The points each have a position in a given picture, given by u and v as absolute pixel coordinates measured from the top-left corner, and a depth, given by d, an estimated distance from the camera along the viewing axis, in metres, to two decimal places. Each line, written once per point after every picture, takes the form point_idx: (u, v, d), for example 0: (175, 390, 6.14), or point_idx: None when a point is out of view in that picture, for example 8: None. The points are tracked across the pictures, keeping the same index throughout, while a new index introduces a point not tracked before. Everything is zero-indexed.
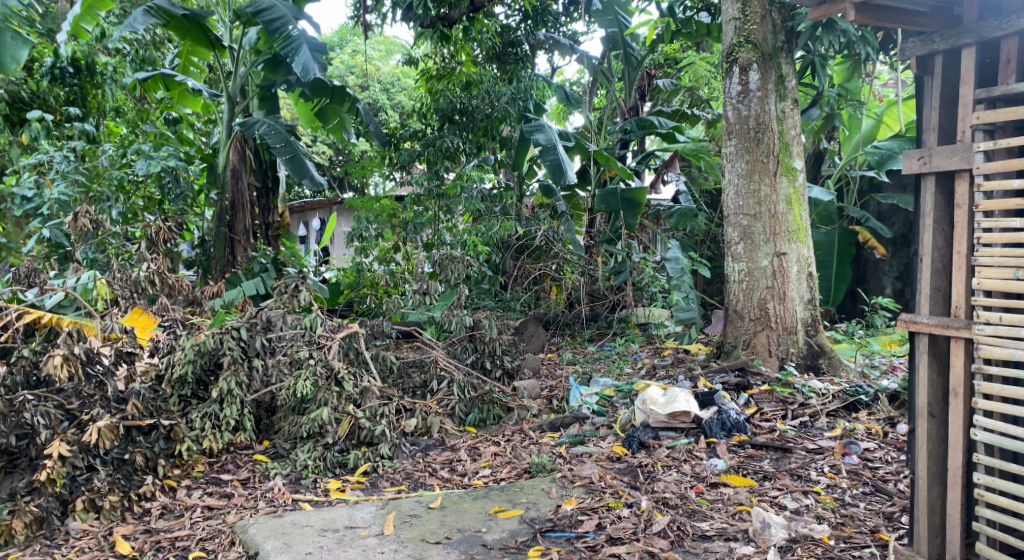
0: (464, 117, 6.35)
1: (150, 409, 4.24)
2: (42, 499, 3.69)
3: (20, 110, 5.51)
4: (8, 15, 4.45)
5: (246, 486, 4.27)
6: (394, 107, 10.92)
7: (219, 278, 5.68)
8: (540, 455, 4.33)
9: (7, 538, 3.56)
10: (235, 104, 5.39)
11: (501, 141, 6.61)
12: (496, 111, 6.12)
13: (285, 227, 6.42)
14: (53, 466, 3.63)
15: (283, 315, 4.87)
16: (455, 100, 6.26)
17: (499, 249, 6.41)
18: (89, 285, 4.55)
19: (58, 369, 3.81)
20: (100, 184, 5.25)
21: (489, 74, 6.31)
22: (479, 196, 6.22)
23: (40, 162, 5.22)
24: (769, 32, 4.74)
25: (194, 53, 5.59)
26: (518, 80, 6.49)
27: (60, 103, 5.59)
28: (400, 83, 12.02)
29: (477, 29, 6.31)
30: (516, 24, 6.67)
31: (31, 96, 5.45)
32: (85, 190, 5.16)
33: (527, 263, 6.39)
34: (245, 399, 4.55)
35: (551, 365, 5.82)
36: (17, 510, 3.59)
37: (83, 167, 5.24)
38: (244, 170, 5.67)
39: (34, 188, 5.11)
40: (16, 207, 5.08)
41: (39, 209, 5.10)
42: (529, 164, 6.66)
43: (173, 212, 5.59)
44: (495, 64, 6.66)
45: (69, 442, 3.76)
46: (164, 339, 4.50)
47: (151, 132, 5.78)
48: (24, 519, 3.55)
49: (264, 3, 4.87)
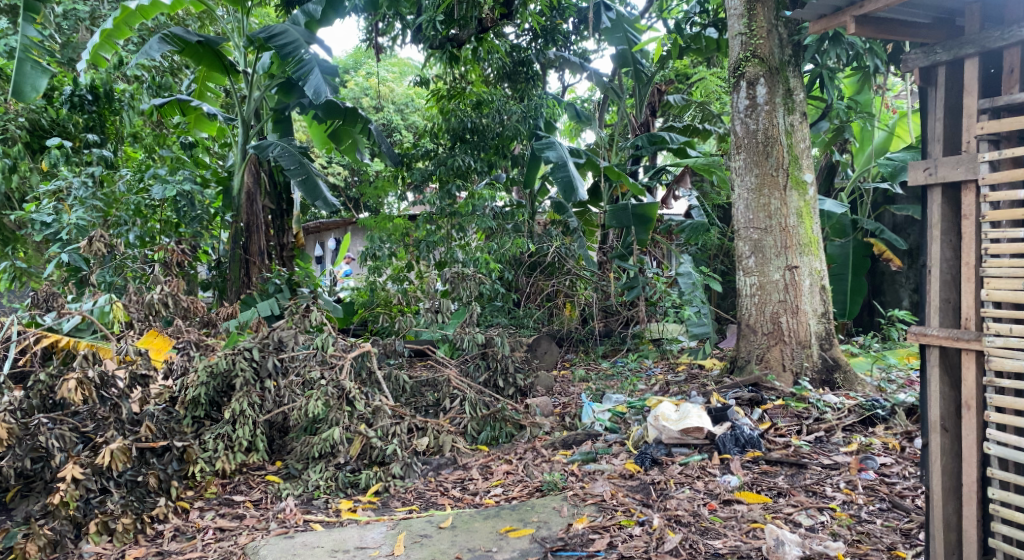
0: (475, 136, 6.35)
1: (163, 431, 4.30)
2: (56, 523, 3.74)
3: (42, 138, 5.61)
4: (29, 45, 4.56)
5: (258, 507, 4.30)
6: (410, 125, 10.90)
7: (233, 300, 5.71)
8: (552, 474, 4.31)
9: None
10: (249, 127, 5.45)
11: (512, 158, 6.65)
12: (508, 130, 6.14)
13: (299, 248, 6.46)
14: (66, 489, 3.69)
15: (295, 335, 4.90)
16: (466, 118, 6.22)
17: (511, 266, 6.39)
18: (106, 308, 4.64)
19: (71, 393, 3.87)
20: (117, 210, 5.30)
21: (500, 93, 6.30)
22: (491, 214, 6.24)
23: (58, 188, 5.25)
24: (776, 46, 4.76)
25: (210, 79, 5.69)
26: (529, 98, 6.40)
27: (80, 129, 5.66)
28: (414, 104, 12.16)
29: (486, 48, 6.29)
30: (527, 44, 6.73)
31: (52, 123, 5.57)
32: (104, 215, 5.26)
33: (541, 280, 6.33)
34: (257, 419, 4.57)
35: (564, 382, 5.79)
36: (31, 534, 3.67)
37: (101, 193, 5.31)
38: (259, 192, 5.69)
39: (54, 213, 5.14)
40: (36, 232, 5.13)
41: (58, 234, 5.16)
42: (540, 181, 6.67)
43: (189, 234, 5.63)
44: (506, 83, 6.67)
45: (82, 465, 3.82)
46: (177, 361, 4.57)
47: (168, 156, 5.73)
48: (38, 542, 3.64)
49: (276, 27, 4.94)
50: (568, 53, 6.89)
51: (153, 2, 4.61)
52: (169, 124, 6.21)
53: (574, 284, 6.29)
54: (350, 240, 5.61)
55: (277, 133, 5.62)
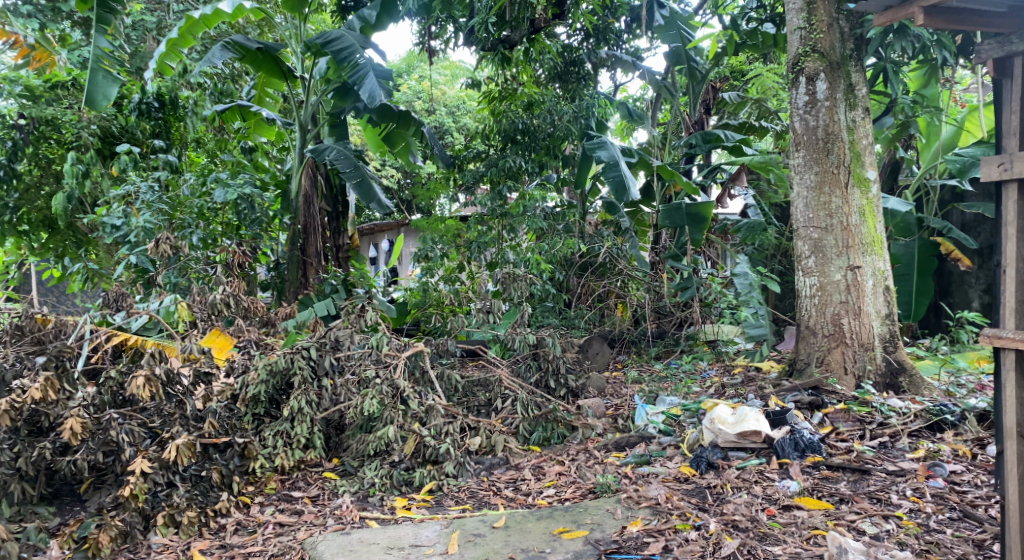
0: (526, 137, 6.40)
1: (225, 428, 4.40)
2: (127, 514, 3.87)
3: (112, 144, 5.87)
4: (100, 56, 4.76)
5: (316, 503, 4.39)
6: (462, 128, 11.01)
7: (291, 300, 5.84)
8: (605, 476, 4.28)
9: (94, 552, 3.72)
10: (306, 132, 5.58)
11: (563, 159, 6.66)
12: (559, 130, 6.19)
13: (353, 250, 6.56)
14: (136, 482, 3.82)
15: (351, 335, 4.98)
16: (517, 120, 6.29)
17: (563, 266, 6.40)
18: (171, 307, 4.81)
19: (140, 389, 4.01)
20: (182, 212, 5.48)
21: (551, 93, 6.35)
22: (542, 215, 6.25)
23: (128, 193, 5.48)
24: (837, 40, 4.63)
25: (268, 85, 5.89)
26: (581, 98, 6.50)
27: (147, 135, 5.93)
28: (466, 106, 12.29)
29: (539, 49, 6.37)
30: (578, 43, 6.71)
31: (121, 130, 5.80)
32: (169, 218, 5.40)
33: (591, 280, 6.33)
34: (315, 417, 4.67)
35: (617, 384, 5.75)
36: (103, 525, 3.78)
37: (166, 196, 5.50)
38: (315, 195, 5.83)
39: (123, 217, 5.35)
40: (107, 235, 5.35)
41: (127, 236, 5.35)
42: (592, 181, 6.63)
43: (249, 237, 5.77)
44: (557, 83, 6.78)
45: (150, 459, 3.95)
46: (239, 360, 4.69)
47: (229, 160, 5.97)
48: (109, 533, 3.73)
49: (332, 33, 5.05)
50: (621, 52, 6.87)
51: (216, 11, 4.74)
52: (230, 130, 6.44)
53: (625, 284, 6.25)
54: (403, 241, 5.74)
55: (334, 137, 5.69)
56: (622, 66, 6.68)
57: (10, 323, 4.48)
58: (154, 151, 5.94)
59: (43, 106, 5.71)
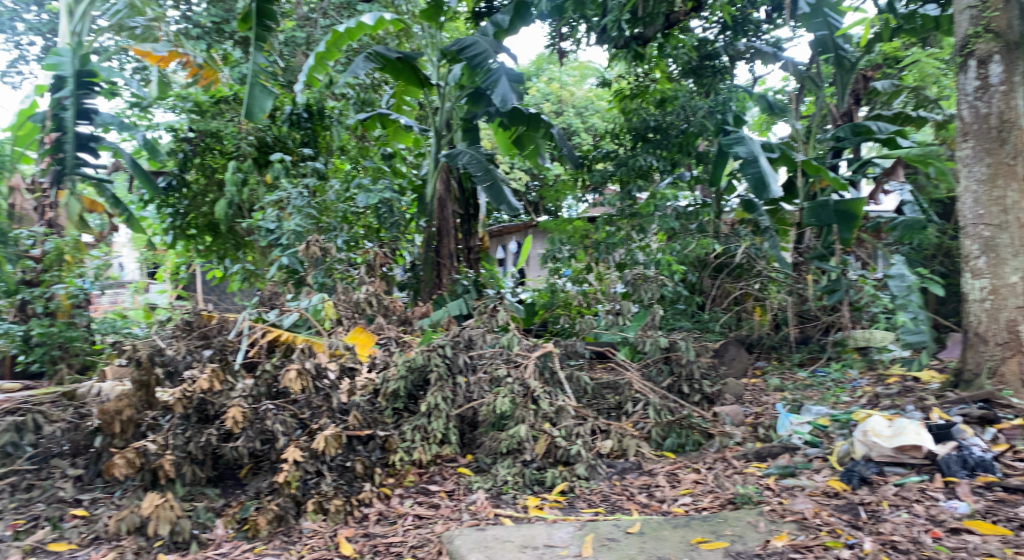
0: (658, 135, 6.36)
1: (368, 420, 4.62)
2: (281, 499, 4.13)
3: (266, 154, 6.24)
4: (257, 71, 5.11)
5: (452, 497, 4.49)
6: (590, 128, 10.90)
7: (426, 299, 6.12)
8: (745, 486, 4.09)
9: (254, 532, 4.05)
10: (441, 138, 5.76)
11: (698, 156, 6.43)
12: (693, 126, 6.10)
13: (483, 252, 6.66)
14: (290, 469, 4.09)
15: (483, 334, 5.09)
16: (649, 118, 6.32)
17: (696, 267, 6.26)
18: (319, 306, 5.04)
19: (293, 382, 4.27)
20: (328, 217, 5.73)
21: (685, 88, 6.28)
22: (674, 215, 6.08)
23: (280, 198, 5.68)
24: (1016, 18, 4.20)
25: (406, 93, 6.07)
26: (715, 93, 6.29)
27: (297, 144, 6.28)
28: (594, 106, 12.17)
29: (672, 44, 6.29)
30: (715, 37, 6.58)
31: (274, 140, 6.18)
32: (316, 222, 5.64)
33: (727, 282, 6.17)
34: (450, 413, 4.80)
35: (756, 391, 5.51)
36: (262, 507, 4.11)
37: (314, 201, 5.72)
38: (449, 199, 6.05)
39: (276, 221, 5.59)
40: (262, 239, 5.62)
41: (280, 240, 5.54)
42: (728, 179, 6.41)
43: (388, 240, 6.00)
44: (691, 80, 6.69)
45: (301, 449, 4.19)
46: (380, 356, 4.94)
47: (370, 166, 6.26)
48: (267, 515, 4.05)
49: (467, 40, 5.18)
50: (761, 43, 6.57)
51: (359, 24, 4.97)
52: (372, 137, 6.56)
53: (765, 288, 5.99)
54: (530, 242, 5.72)
55: (466, 142, 5.72)
56: (761, 58, 6.36)
57: (181, 319, 4.81)
58: (303, 159, 6.27)
59: (209, 120, 6.03)
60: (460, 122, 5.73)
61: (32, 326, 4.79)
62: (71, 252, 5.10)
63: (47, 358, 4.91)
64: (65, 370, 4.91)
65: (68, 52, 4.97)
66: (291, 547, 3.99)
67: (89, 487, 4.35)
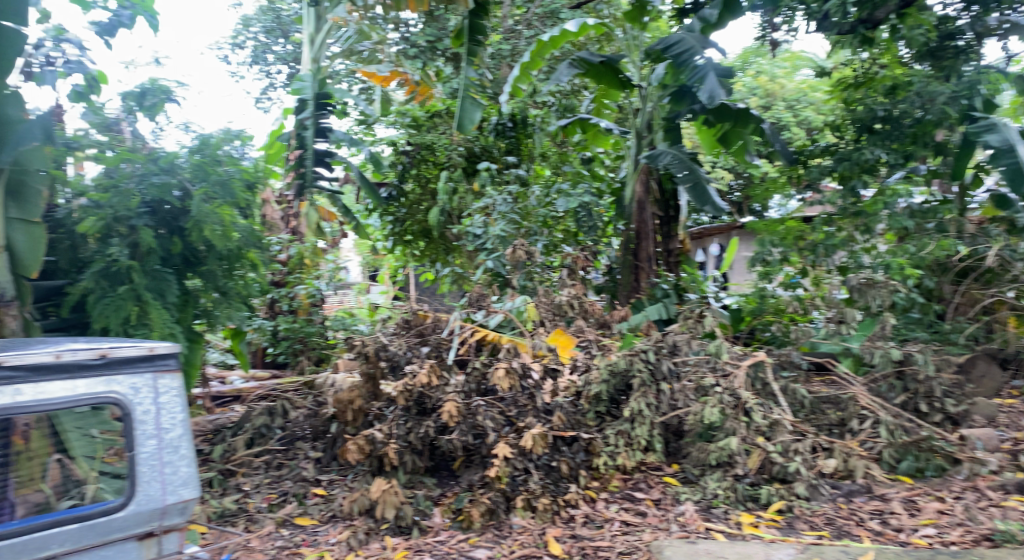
0: (887, 126, 5.94)
1: (572, 422, 4.66)
2: (492, 494, 4.28)
3: (474, 163, 6.21)
4: (467, 84, 5.36)
5: (659, 506, 4.38)
6: (800, 122, 10.12)
7: (624, 303, 5.99)
8: (1007, 523, 3.57)
9: (469, 523, 4.18)
10: (642, 139, 5.78)
11: (937, 147, 5.86)
12: (931, 114, 5.60)
13: (685, 254, 6.34)
14: (500, 465, 4.23)
15: (689, 340, 4.94)
16: (877, 107, 5.92)
17: (934, 272, 5.76)
18: (522, 308, 5.04)
19: (501, 380, 4.40)
20: (530, 222, 5.69)
21: (921, 73, 5.79)
22: (905, 212, 5.77)
23: (486, 205, 5.73)
24: None
25: (605, 96, 6.01)
26: (959, 76, 5.83)
27: (501, 152, 6.24)
28: (808, 98, 10.40)
29: (909, 24, 5.81)
30: (957, 13, 5.96)
31: (481, 149, 6.13)
32: (519, 226, 5.62)
33: (973, 288, 5.68)
34: (655, 420, 4.71)
35: (1013, 415, 4.84)
36: (475, 501, 4.22)
37: (517, 207, 5.72)
38: (649, 201, 5.89)
39: (482, 226, 5.64)
40: (469, 244, 5.71)
41: (485, 244, 5.62)
42: (974, 171, 6.08)
43: (587, 243, 5.97)
44: (927, 62, 6.14)
45: (512, 445, 4.37)
46: (582, 357, 4.90)
47: (569, 171, 6.17)
48: (479, 508, 4.16)
49: (672, 39, 5.25)
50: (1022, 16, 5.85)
51: (563, 32, 5.07)
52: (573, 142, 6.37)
53: (1021, 296, 5.46)
54: (736, 244, 5.64)
55: (667, 142, 5.57)
56: (1018, 32, 5.84)
57: (401, 318, 5.26)
58: (507, 167, 6.20)
59: (424, 133, 6.12)
60: (662, 122, 5.62)
61: (280, 322, 5.57)
62: (309, 257, 5.72)
63: (291, 351, 5.62)
64: (306, 361, 5.52)
65: (310, 78, 5.21)
66: (503, 541, 4.06)
67: (327, 469, 4.80)
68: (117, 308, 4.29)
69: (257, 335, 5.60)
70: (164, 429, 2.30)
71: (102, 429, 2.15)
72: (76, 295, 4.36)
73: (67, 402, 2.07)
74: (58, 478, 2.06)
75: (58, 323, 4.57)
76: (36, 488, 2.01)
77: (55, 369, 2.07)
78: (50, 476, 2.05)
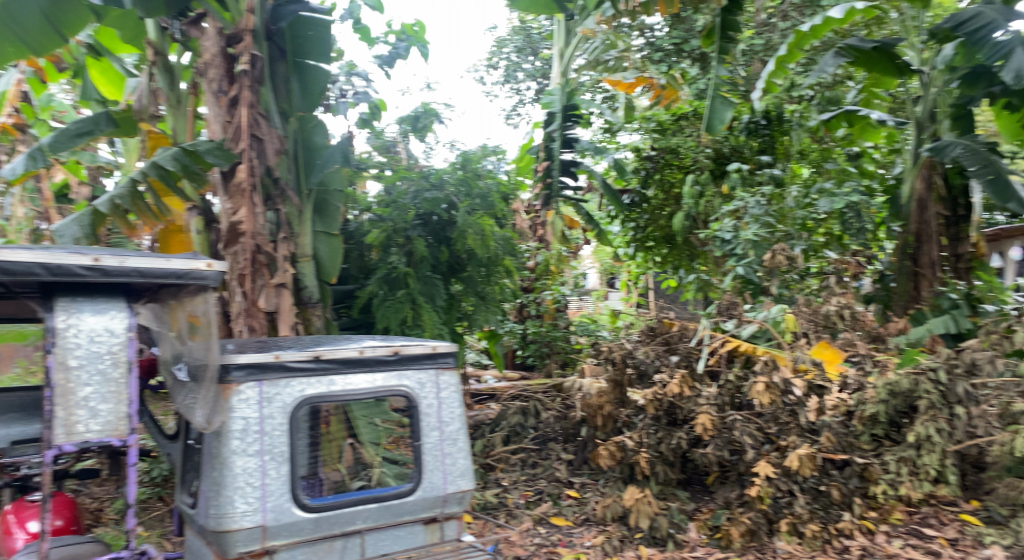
0: None
1: (842, 445, 4.25)
2: (753, 513, 4.03)
3: (723, 165, 5.91)
4: (718, 84, 5.39)
5: (957, 547, 3.82)
6: None
7: (899, 315, 5.41)
8: None
9: (727, 542, 3.99)
10: (924, 129, 5.36)
11: None
12: None
13: (980, 259, 5.60)
14: (761, 484, 3.97)
15: (993, 359, 4.25)
16: None
17: None
18: (779, 318, 4.72)
19: (760, 394, 4.20)
20: (785, 224, 5.29)
21: None
22: None
23: (737, 208, 5.43)
24: None
25: (878, 84, 5.75)
26: None
27: (753, 152, 5.87)
28: None
29: None
30: None
31: (731, 150, 5.84)
32: (773, 229, 5.26)
33: None
34: (947, 449, 4.18)
35: None
36: (733, 519, 4.04)
37: (771, 209, 5.33)
38: (932, 200, 5.29)
39: (732, 231, 5.37)
40: (717, 249, 5.49)
41: (734, 251, 5.38)
42: None
43: (854, 247, 5.47)
44: None
45: (774, 464, 4.08)
46: (854, 376, 4.54)
47: (832, 169, 5.66)
48: (739, 528, 3.97)
49: (964, 14, 4.80)
50: None
51: (826, 20, 4.78)
52: (834, 136, 5.78)
53: None
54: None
55: (955, 131, 5.14)
56: None
57: (645, 325, 5.13)
58: (760, 166, 5.81)
59: (670, 137, 5.95)
60: (949, 110, 5.19)
61: (528, 325, 5.83)
62: (555, 264, 5.80)
63: (538, 354, 5.87)
64: (553, 364, 5.77)
65: (559, 91, 5.34)
66: None
67: (579, 472, 4.88)
68: (396, 310, 4.74)
69: (508, 338, 5.82)
70: (440, 425, 2.92)
71: (379, 419, 2.80)
72: (363, 298, 4.92)
73: (360, 394, 2.73)
74: (349, 461, 2.70)
75: (349, 322, 5.16)
76: (335, 467, 2.66)
77: (351, 370, 2.73)
78: (342, 459, 2.69)
